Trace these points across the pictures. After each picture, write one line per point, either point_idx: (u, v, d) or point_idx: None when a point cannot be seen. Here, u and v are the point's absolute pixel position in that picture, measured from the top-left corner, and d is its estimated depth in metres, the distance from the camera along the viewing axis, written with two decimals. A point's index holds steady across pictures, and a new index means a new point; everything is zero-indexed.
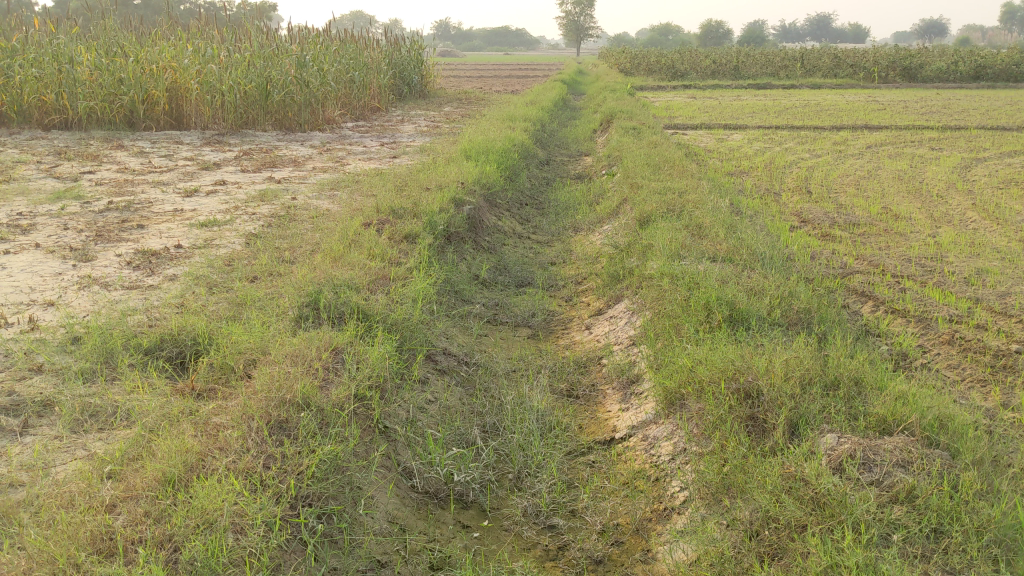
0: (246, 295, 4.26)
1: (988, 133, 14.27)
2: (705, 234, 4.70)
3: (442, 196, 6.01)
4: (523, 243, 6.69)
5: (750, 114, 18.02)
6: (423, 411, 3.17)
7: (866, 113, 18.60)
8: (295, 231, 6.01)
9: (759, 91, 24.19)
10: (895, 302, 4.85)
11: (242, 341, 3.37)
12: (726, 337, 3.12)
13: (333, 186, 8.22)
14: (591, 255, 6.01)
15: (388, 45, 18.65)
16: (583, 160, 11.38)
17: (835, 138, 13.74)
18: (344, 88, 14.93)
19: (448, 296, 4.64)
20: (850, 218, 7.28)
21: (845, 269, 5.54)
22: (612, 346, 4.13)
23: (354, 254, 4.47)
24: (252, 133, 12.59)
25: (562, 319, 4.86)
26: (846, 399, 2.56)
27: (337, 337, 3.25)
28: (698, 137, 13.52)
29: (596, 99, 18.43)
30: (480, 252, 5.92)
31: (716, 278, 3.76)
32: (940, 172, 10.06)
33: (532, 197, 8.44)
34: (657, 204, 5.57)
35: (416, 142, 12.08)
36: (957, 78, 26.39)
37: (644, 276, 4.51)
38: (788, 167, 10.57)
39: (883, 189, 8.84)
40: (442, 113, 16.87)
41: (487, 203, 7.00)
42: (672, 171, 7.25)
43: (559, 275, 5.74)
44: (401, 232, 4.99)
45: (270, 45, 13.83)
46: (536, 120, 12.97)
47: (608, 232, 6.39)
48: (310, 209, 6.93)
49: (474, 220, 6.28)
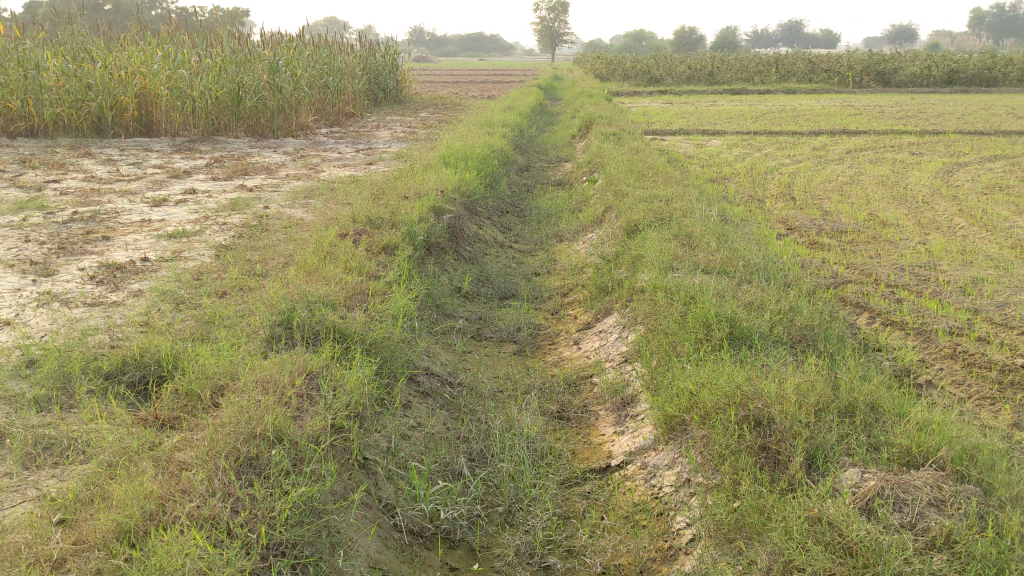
0: (215, 312, 4.03)
1: (966, 138, 14.22)
2: (697, 245, 4.51)
3: (421, 205, 5.80)
4: (505, 252, 6.49)
5: (727, 119, 17.92)
6: (406, 440, 2.96)
7: (842, 118, 18.57)
8: (268, 242, 5.78)
9: (734, 97, 24.14)
10: (892, 313, 4.68)
11: (210, 365, 3.14)
12: (728, 357, 2.92)
13: (308, 194, 7.98)
14: (575, 265, 5.82)
15: (362, 50, 18.41)
16: (563, 166, 11.20)
17: (814, 143, 13.64)
18: (318, 94, 14.67)
19: (429, 311, 4.42)
20: (837, 224, 7.12)
21: (837, 278, 5.37)
22: (603, 363, 3.93)
23: (330, 267, 4.25)
24: (224, 140, 12.33)
25: (548, 332, 4.66)
26: (864, 427, 2.37)
27: (311, 360, 3.03)
28: (677, 142, 13.37)
29: (573, 104, 18.27)
30: (461, 263, 5.71)
31: (712, 291, 3.57)
32: (924, 177, 9.94)
33: (512, 204, 8.23)
34: (644, 212, 5.37)
35: (392, 148, 11.85)
36: (930, 82, 26.48)
37: (634, 288, 4.31)
38: (770, 172, 10.42)
39: (868, 195, 8.70)
40: (418, 119, 16.64)
41: (468, 211, 6.79)
42: (656, 178, 7.07)
43: (543, 287, 5.53)
44: (379, 243, 4.77)
45: (242, 50, 13.56)
46: (514, 125, 12.78)
47: (593, 241, 6.20)
48: (283, 219, 6.69)
49: (455, 230, 6.07)
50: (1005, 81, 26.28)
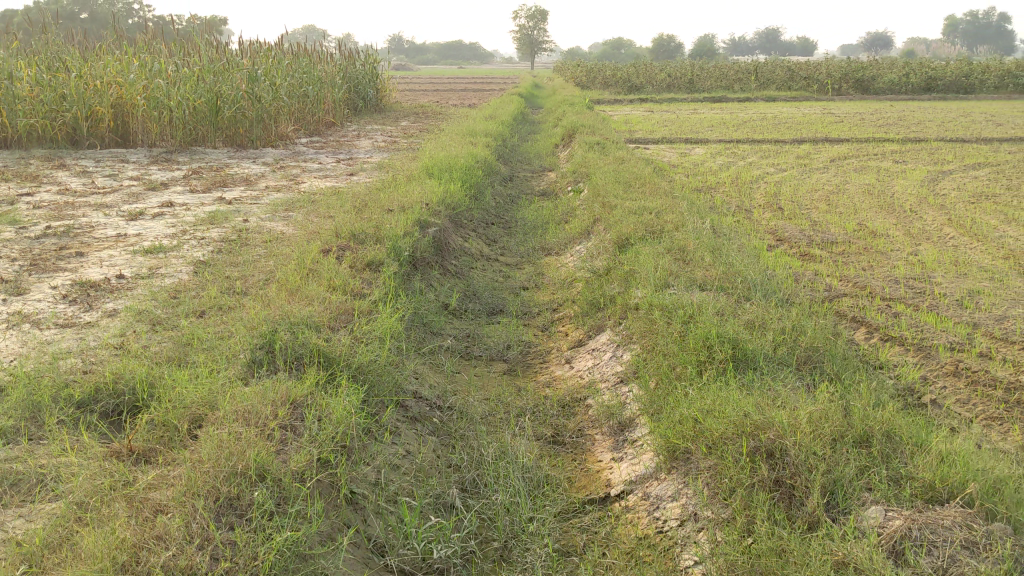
0: (193, 334, 3.86)
1: (948, 145, 14.22)
2: (691, 260, 4.40)
3: (406, 218, 5.66)
4: (491, 266, 6.35)
5: (709, 128, 17.89)
6: (396, 470, 2.81)
7: (823, 125, 18.57)
8: (248, 257, 5.62)
9: (714, 105, 24.13)
10: (890, 327, 4.57)
11: (188, 392, 2.99)
12: (732, 383, 2.79)
13: (289, 206, 7.82)
14: (564, 279, 5.69)
15: (341, 58, 18.25)
16: (547, 176, 11.08)
17: (797, 151, 13.60)
18: (298, 103, 14.50)
19: (416, 329, 4.28)
20: (826, 235, 7.04)
21: (831, 291, 5.27)
22: (597, 383, 3.79)
23: (313, 286, 4.10)
24: (202, 150, 12.14)
25: (539, 350, 4.52)
26: (881, 459, 2.25)
27: (295, 388, 2.88)
28: (661, 151, 13.29)
29: (555, 113, 18.17)
30: (447, 278, 5.56)
31: (711, 310, 3.44)
32: (909, 186, 9.88)
33: (497, 215, 8.10)
34: (635, 225, 5.25)
35: (373, 158, 11.70)
36: (909, 90, 26.58)
37: (628, 304, 4.18)
38: (755, 182, 10.34)
39: (856, 205, 8.62)
40: (398, 128, 16.49)
41: (453, 223, 6.65)
42: (644, 189, 6.95)
43: (532, 302, 5.40)
44: (363, 259, 4.62)
45: (220, 60, 13.38)
46: (496, 134, 12.66)
47: (582, 254, 6.08)
48: (264, 233, 6.52)
49: (440, 243, 5.93)
50: (982, 88, 26.43)
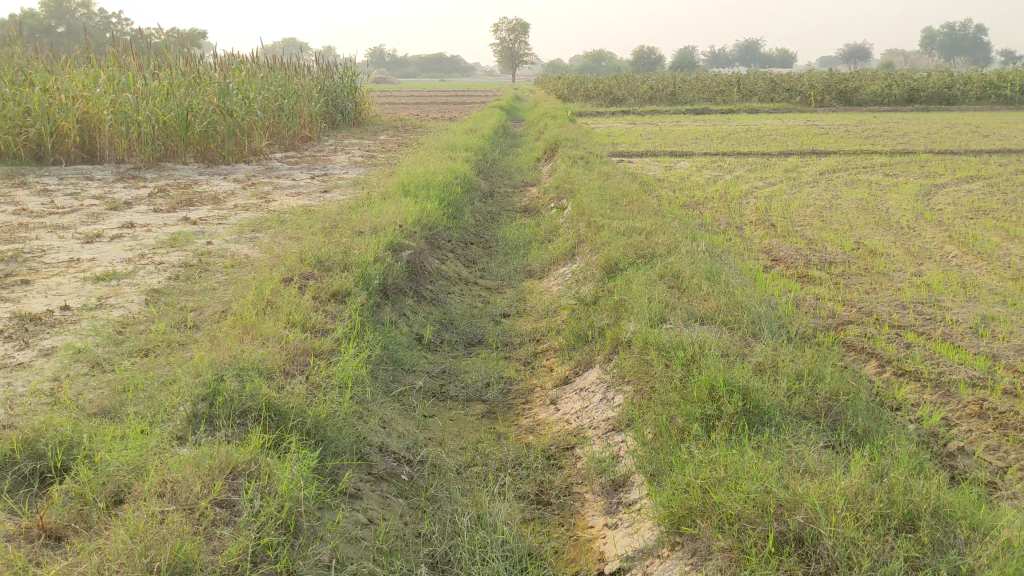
0: (134, 380, 3.43)
1: (937, 157, 13.93)
2: (687, 288, 4.02)
3: (377, 241, 5.25)
4: (469, 291, 5.95)
5: (694, 140, 17.57)
6: (353, 547, 2.41)
7: (808, 137, 18.31)
8: (207, 285, 5.19)
9: (697, 117, 23.86)
10: (903, 360, 4.19)
11: (114, 457, 2.55)
12: (746, 445, 2.41)
13: (256, 227, 7.39)
14: (548, 306, 5.29)
15: (319, 72, 17.85)
16: (529, 191, 10.72)
17: (784, 164, 13.28)
18: (272, 117, 14.08)
19: (386, 369, 3.87)
20: (824, 254, 6.68)
21: (835, 318, 4.89)
22: (586, 431, 3.39)
23: (268, 322, 3.68)
24: (171, 167, 11.71)
25: (521, 389, 4.12)
26: (932, 549, 1.87)
27: (236, 453, 2.48)
28: (645, 165, 12.95)
29: (537, 126, 17.82)
30: (421, 308, 5.15)
31: (717, 350, 3.06)
32: (903, 201, 9.55)
33: (477, 235, 7.70)
34: (624, 247, 4.87)
35: (349, 174, 11.30)
36: (892, 101, 26.41)
37: (619, 340, 3.79)
38: (744, 197, 9.99)
39: (850, 220, 8.27)
40: (376, 142, 16.08)
41: (429, 245, 6.25)
42: (632, 206, 6.58)
43: (513, 331, 5.00)
44: (327, 289, 4.22)
45: (191, 72, 12.96)
46: (476, 148, 12.28)
47: (567, 278, 5.69)
48: (226, 257, 6.10)
49: (415, 267, 5.52)
50: (965, 99, 26.29)
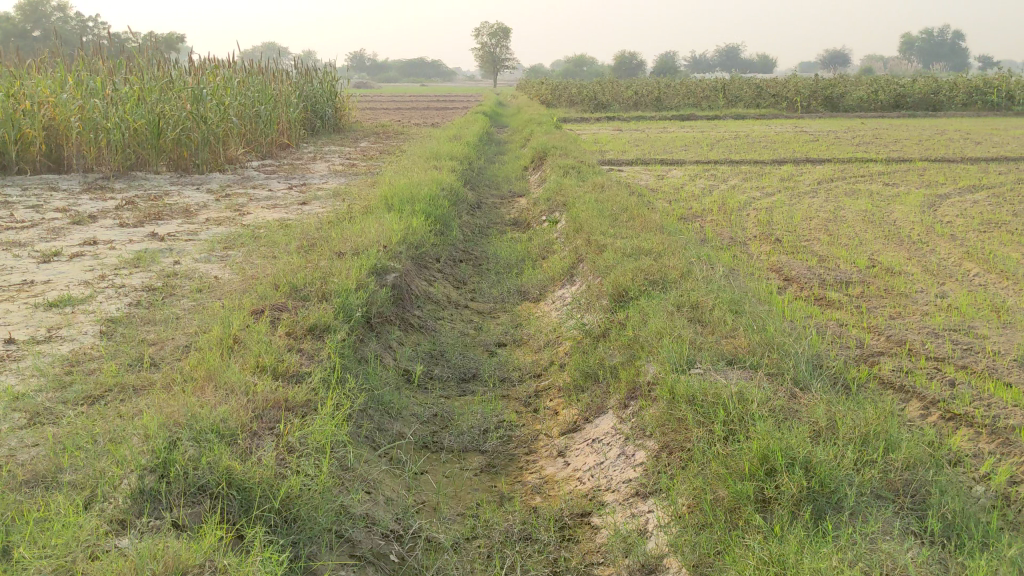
0: (73, 436, 2.92)
1: (934, 165, 13.56)
2: (711, 323, 3.57)
3: (360, 263, 4.77)
4: (460, 315, 5.48)
5: (683, 147, 17.16)
6: None
7: (799, 144, 17.93)
8: (171, 315, 4.69)
9: (683, 123, 23.48)
10: (949, 400, 3.75)
11: (33, 548, 2.03)
12: (819, 542, 1.97)
13: (228, 243, 6.89)
14: (547, 335, 4.83)
15: (298, 76, 17.32)
16: (517, 202, 10.26)
17: (779, 172, 12.87)
18: (249, 124, 13.54)
19: (369, 419, 3.39)
20: (839, 273, 6.24)
21: (864, 350, 4.44)
22: (603, 493, 2.93)
23: (233, 367, 3.18)
24: (142, 176, 11.18)
25: (523, 436, 3.65)
26: None
27: (187, 554, 2.01)
28: (636, 174, 12.51)
29: (522, 132, 17.34)
30: (407, 339, 4.67)
31: (763, 405, 2.60)
32: (909, 212, 9.14)
33: (466, 251, 7.22)
34: (633, 272, 4.41)
35: (328, 184, 10.81)
36: (878, 107, 26.12)
37: (637, 385, 3.33)
38: (743, 207, 9.55)
39: (858, 234, 7.85)
40: (357, 150, 15.57)
41: (415, 265, 5.77)
42: (633, 223, 6.13)
43: (511, 363, 4.53)
44: (304, 323, 3.73)
45: (164, 77, 12.43)
46: (461, 157, 11.80)
47: (567, 302, 5.22)
48: (194, 279, 5.59)
49: (401, 293, 5.04)
50: (951, 105, 26.02)
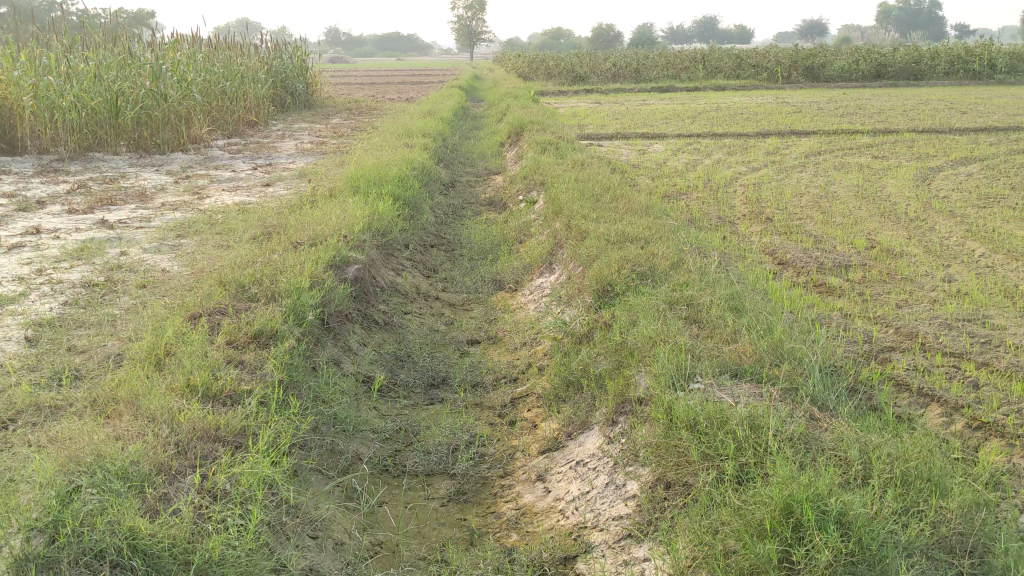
0: None
1: (922, 137, 13.19)
2: (709, 326, 3.15)
3: (317, 256, 4.31)
4: (429, 308, 5.04)
5: (664, 120, 16.73)
6: None
7: (782, 115, 17.54)
8: (107, 315, 4.21)
9: (663, 95, 23.03)
10: (975, 404, 3.35)
11: None
12: None
13: (182, 231, 6.40)
14: (525, 331, 4.40)
15: (266, 51, 16.74)
16: (493, 180, 9.81)
17: (764, 145, 12.47)
18: (214, 101, 12.97)
19: (320, 443, 2.95)
20: (837, 255, 5.83)
21: (874, 346, 4.04)
22: (588, 531, 2.50)
23: (159, 389, 2.73)
24: (100, 158, 10.63)
25: (498, 454, 3.22)
26: None
27: None
28: (616, 149, 12.07)
29: (498, 106, 16.83)
30: (370, 339, 4.22)
31: (783, 440, 2.19)
32: (901, 186, 8.77)
33: (438, 236, 6.77)
34: (618, 262, 3.99)
35: (295, 164, 10.31)
36: (859, 76, 25.77)
37: (627, 400, 2.91)
38: (730, 184, 9.15)
39: (852, 211, 7.47)
40: (328, 126, 15.03)
41: (381, 254, 5.33)
42: (617, 204, 5.71)
43: (484, 365, 4.10)
44: (248, 329, 3.28)
45: (123, 52, 11.84)
46: (435, 133, 11.31)
47: (546, 295, 4.79)
48: (139, 273, 5.11)
49: (363, 286, 4.60)
50: (933, 74, 25.69)
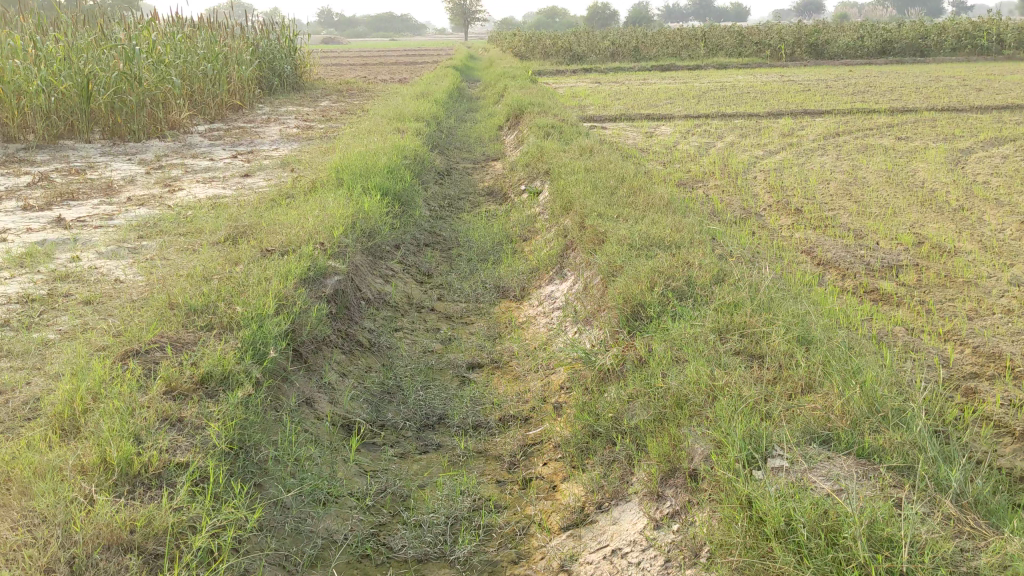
0: None
1: (943, 116, 12.46)
2: (775, 369, 2.50)
3: (289, 268, 3.64)
4: (423, 320, 4.38)
5: (668, 100, 16.00)
6: None
7: (790, 94, 16.81)
8: (37, 339, 3.52)
9: (664, 74, 22.28)
10: None
11: None
12: None
13: (147, 230, 5.71)
14: (535, 355, 3.74)
15: (252, 32, 15.97)
16: (493, 167, 9.13)
17: (777, 126, 11.78)
18: (195, 84, 12.21)
19: (281, 525, 2.29)
20: (883, 255, 5.15)
21: (954, 372, 3.37)
22: None
23: (62, 470, 2.07)
24: (71, 146, 9.90)
25: (508, 525, 2.55)
26: None
27: None
28: (622, 132, 11.37)
29: (495, 87, 16.06)
30: (352, 367, 3.55)
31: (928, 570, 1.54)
32: (934, 171, 8.11)
33: (433, 234, 6.09)
34: (648, 275, 3.32)
35: (279, 151, 9.61)
36: (864, 54, 25.02)
37: (678, 470, 2.24)
38: (749, 169, 8.47)
39: (887, 200, 6.81)
40: (317, 110, 14.28)
41: (367, 259, 4.66)
42: (635, 197, 5.05)
43: (488, 398, 3.42)
44: (192, 373, 2.62)
45: (95, 33, 11.08)
46: (429, 117, 10.60)
47: (559, 309, 4.13)
48: (87, 285, 4.43)
49: (343, 302, 3.93)
50: (940, 50, 24.90)
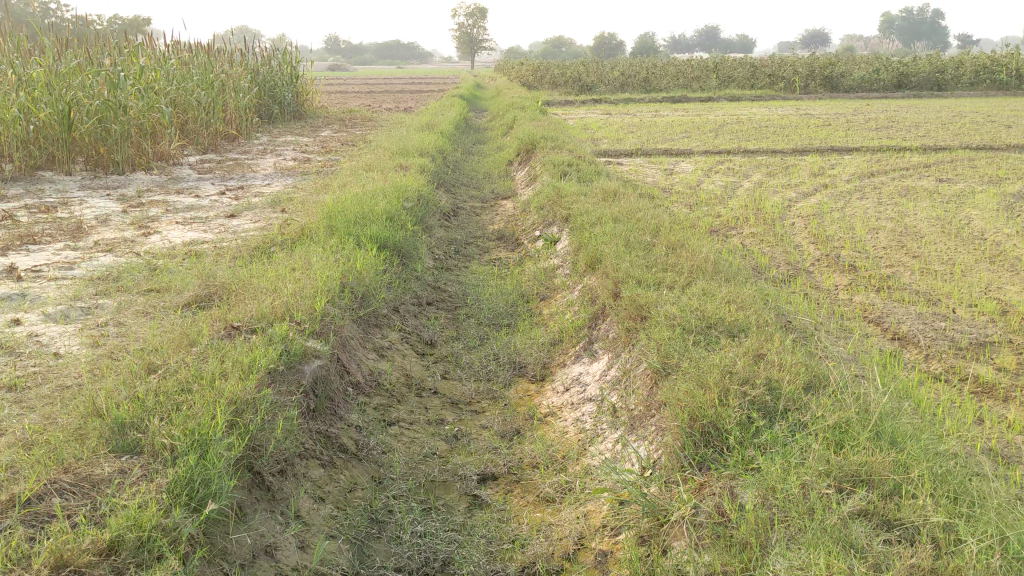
0: None
1: (980, 155, 11.76)
2: (934, 556, 1.73)
3: (254, 357, 2.87)
4: (423, 408, 3.60)
5: (684, 134, 15.30)
6: None
7: (810, 129, 16.09)
8: None
9: (675, 105, 21.56)
10: None
11: None
12: None
13: (108, 285, 4.91)
14: (565, 470, 2.96)
15: (252, 58, 15.28)
16: (503, 207, 8.39)
17: (806, 165, 11.04)
18: (187, 112, 11.45)
19: None
20: (967, 328, 4.37)
21: None
22: None
23: None
24: (48, 177, 9.14)
25: None
26: None
27: None
28: (640, 169, 10.64)
29: (503, 118, 15.36)
30: (332, 484, 2.77)
31: None
32: (989, 219, 7.36)
33: (437, 290, 5.31)
34: (717, 378, 2.55)
35: (272, 187, 8.85)
36: (880, 87, 24.35)
37: None
38: (784, 213, 7.73)
39: (949, 254, 6.06)
40: (316, 141, 13.55)
41: (357, 331, 3.89)
42: (676, 255, 4.31)
43: (508, 534, 2.64)
44: (93, 538, 1.84)
45: (81, 57, 10.34)
46: (435, 151, 9.87)
47: (593, 403, 3.36)
48: (19, 358, 3.63)
49: (324, 393, 3.16)
50: (957, 84, 24.25)
